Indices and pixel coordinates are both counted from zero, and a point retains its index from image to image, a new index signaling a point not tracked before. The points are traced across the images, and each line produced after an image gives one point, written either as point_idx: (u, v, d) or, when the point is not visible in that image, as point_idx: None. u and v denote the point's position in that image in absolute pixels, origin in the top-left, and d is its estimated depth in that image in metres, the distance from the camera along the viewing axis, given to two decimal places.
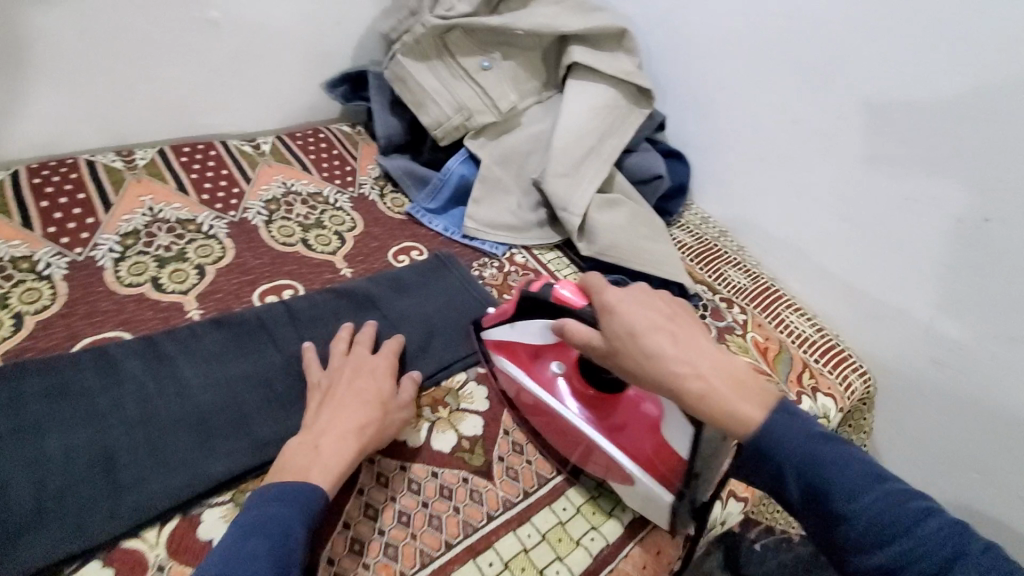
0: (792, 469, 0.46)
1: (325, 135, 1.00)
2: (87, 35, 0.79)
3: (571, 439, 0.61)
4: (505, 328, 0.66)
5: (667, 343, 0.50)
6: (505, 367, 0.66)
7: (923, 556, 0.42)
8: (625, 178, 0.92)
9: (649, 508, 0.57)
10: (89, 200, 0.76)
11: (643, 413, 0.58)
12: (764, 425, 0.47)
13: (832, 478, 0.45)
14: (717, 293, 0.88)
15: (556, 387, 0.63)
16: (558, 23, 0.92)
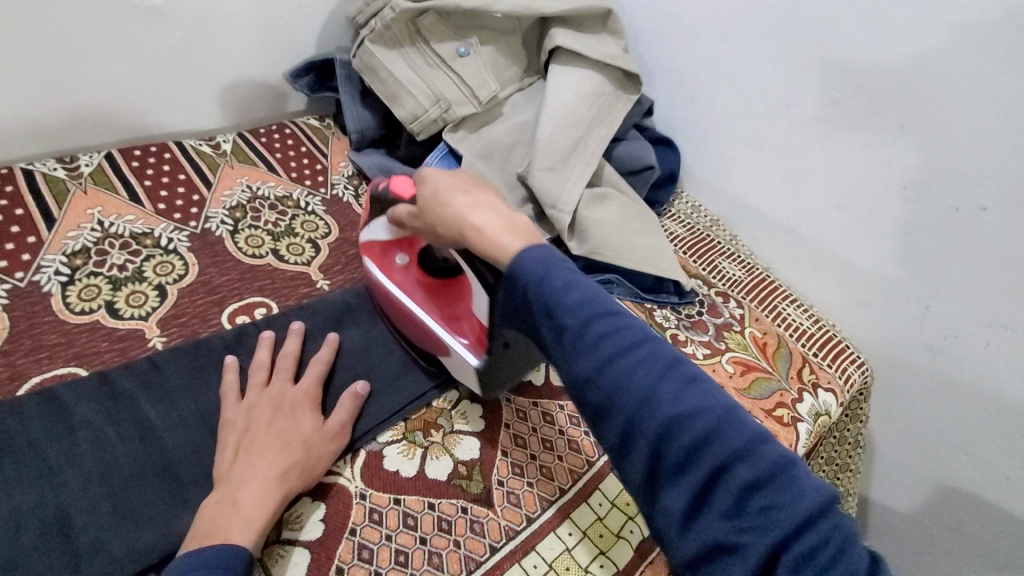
0: (542, 305, 0.45)
1: (291, 130, 0.93)
2: (7, 28, 0.70)
3: (410, 322, 0.64)
4: (367, 229, 0.69)
5: (466, 202, 0.54)
6: (363, 268, 0.68)
7: (652, 421, 0.40)
8: (613, 169, 0.88)
9: (463, 374, 0.61)
10: (29, 215, 0.68)
11: (470, 298, 0.63)
12: (527, 266, 0.47)
13: (649, 395, 0.41)
14: (712, 287, 0.86)
15: (401, 278, 0.65)
16: (538, 4, 0.86)
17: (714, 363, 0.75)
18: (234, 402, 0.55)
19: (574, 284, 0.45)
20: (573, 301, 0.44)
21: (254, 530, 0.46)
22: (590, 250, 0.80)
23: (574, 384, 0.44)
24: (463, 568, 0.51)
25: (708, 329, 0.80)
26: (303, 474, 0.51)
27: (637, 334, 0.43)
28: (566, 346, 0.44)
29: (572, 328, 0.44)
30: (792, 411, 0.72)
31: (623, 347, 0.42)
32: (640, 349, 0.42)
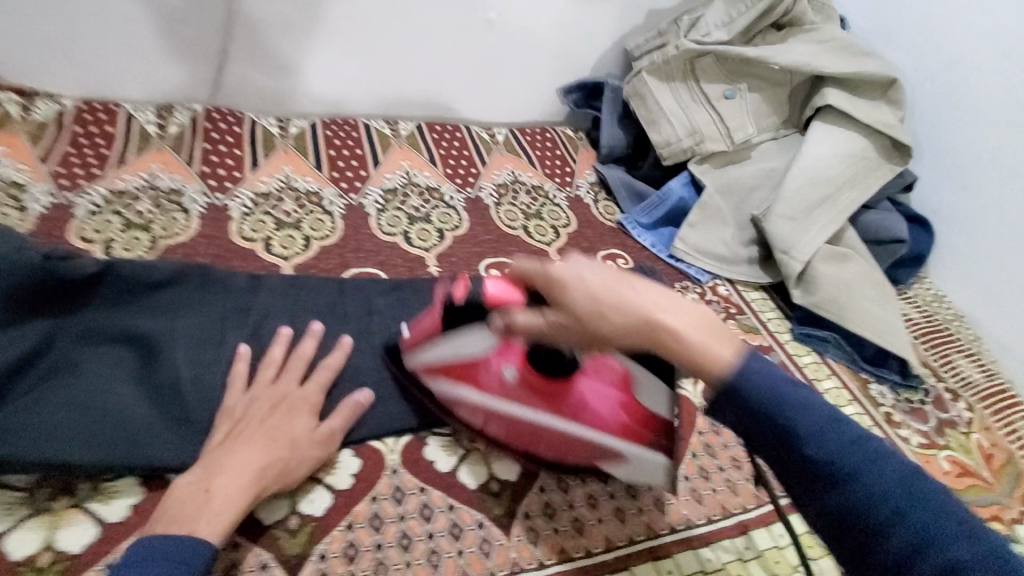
0: (731, 386, 0.40)
1: (550, 135, 1.07)
2: (387, 17, 0.91)
3: (534, 437, 0.56)
4: (426, 344, 0.57)
5: (627, 288, 0.42)
6: (440, 389, 0.57)
7: (876, 503, 0.37)
8: (857, 234, 0.86)
9: (634, 471, 0.56)
10: (363, 156, 0.90)
11: (596, 390, 0.56)
12: (729, 366, 0.40)
13: (847, 473, 0.37)
14: (941, 381, 0.80)
15: (508, 394, 0.56)
16: (818, 63, 0.89)
17: (930, 455, 0.71)
18: (238, 391, 0.54)
19: (739, 349, 0.41)
20: (752, 372, 0.40)
21: (224, 524, 0.45)
22: (813, 303, 0.80)
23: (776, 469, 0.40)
24: (644, 532, 0.55)
25: (929, 420, 0.75)
26: (283, 472, 0.49)
27: (815, 402, 0.39)
28: (739, 408, 0.40)
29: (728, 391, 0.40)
30: (1008, 528, 0.67)
31: (747, 356, 0.41)
32: (762, 370, 0.40)
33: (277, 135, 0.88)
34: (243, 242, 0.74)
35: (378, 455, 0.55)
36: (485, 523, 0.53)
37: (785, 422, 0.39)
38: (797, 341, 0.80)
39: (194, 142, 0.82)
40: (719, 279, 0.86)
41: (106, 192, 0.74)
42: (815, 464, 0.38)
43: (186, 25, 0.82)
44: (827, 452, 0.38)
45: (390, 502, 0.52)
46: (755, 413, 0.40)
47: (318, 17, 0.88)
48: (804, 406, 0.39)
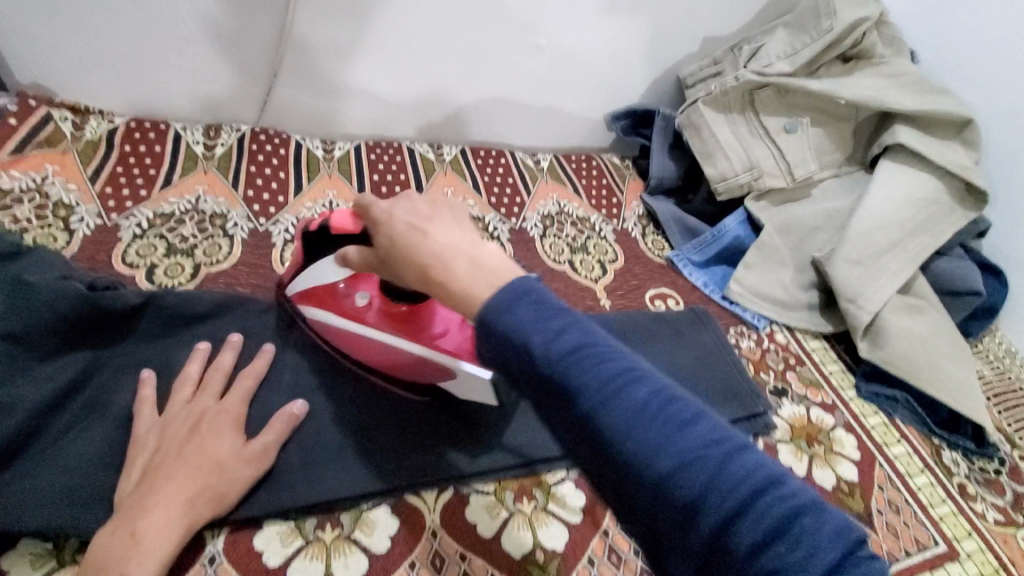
0: (524, 360, 0.34)
1: (596, 163, 1.03)
2: (435, 41, 0.89)
3: (404, 365, 0.56)
4: (305, 274, 0.59)
5: (480, 245, 0.40)
6: (314, 315, 0.58)
7: (705, 501, 0.30)
8: (928, 283, 0.80)
9: (478, 394, 0.54)
10: (407, 182, 0.88)
11: (448, 316, 0.58)
12: (539, 339, 0.34)
13: (661, 466, 0.31)
14: (1018, 450, 0.74)
15: (365, 318, 0.57)
16: (889, 99, 0.83)
17: (1008, 533, 0.65)
18: (150, 416, 0.50)
19: (601, 352, 0.34)
20: (549, 341, 0.34)
21: (160, 560, 0.41)
22: (882, 357, 0.74)
23: (612, 476, 0.33)
24: None
25: (1006, 493, 0.69)
26: (217, 500, 0.46)
27: (636, 378, 0.33)
28: (558, 393, 0.34)
29: (537, 368, 0.34)
30: None
31: (570, 346, 0.34)
32: (634, 379, 0.33)
33: (322, 158, 0.87)
34: (286, 270, 0.72)
35: (418, 515, 0.51)
36: None
37: (602, 425, 0.32)
38: (863, 400, 0.74)
39: (239, 165, 0.81)
40: (777, 325, 0.81)
41: (152, 215, 0.73)
42: (660, 471, 0.31)
43: (239, 47, 0.82)
44: (667, 471, 0.31)
45: (429, 570, 0.48)
46: (593, 429, 0.32)
47: (364, 41, 0.86)
48: (657, 416, 0.32)
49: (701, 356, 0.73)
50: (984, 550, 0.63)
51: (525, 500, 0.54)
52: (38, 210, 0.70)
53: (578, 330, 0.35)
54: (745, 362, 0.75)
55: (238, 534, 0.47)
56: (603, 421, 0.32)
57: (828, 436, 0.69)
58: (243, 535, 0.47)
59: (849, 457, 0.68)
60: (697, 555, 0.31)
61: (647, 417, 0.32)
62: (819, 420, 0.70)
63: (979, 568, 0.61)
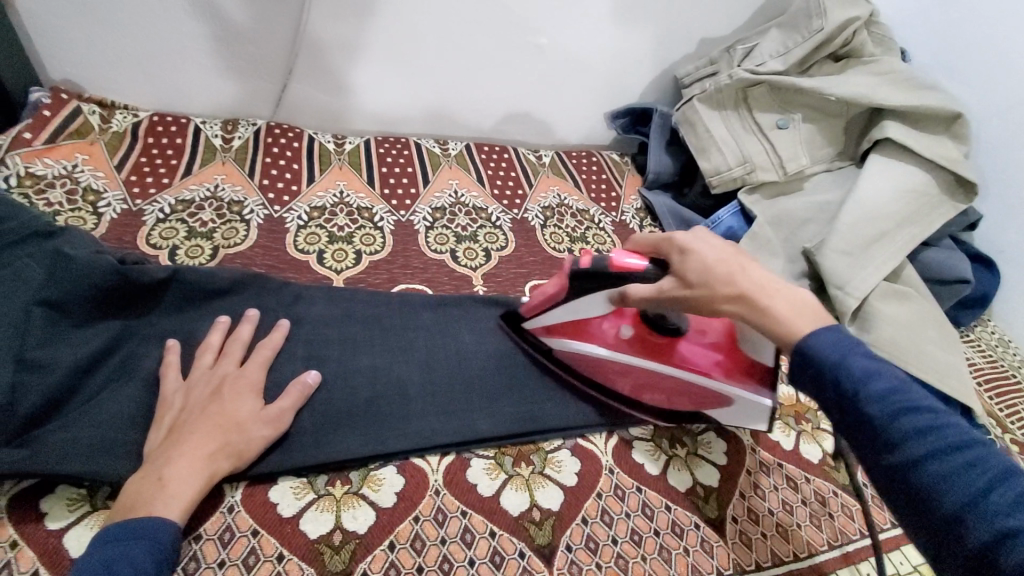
0: (819, 369, 0.43)
1: (596, 159, 1.07)
2: (445, 41, 0.94)
3: (678, 393, 0.62)
4: (550, 307, 0.64)
5: (779, 285, 0.49)
6: (563, 345, 0.64)
7: (939, 475, 0.37)
8: (915, 271, 0.83)
9: (750, 417, 0.61)
10: (414, 174, 0.92)
11: (697, 351, 0.61)
12: (806, 340, 0.45)
13: (917, 450, 0.38)
14: (1006, 431, 0.76)
15: (622, 349, 0.62)
16: (879, 95, 0.87)
17: None
18: (176, 378, 0.53)
19: (860, 356, 0.42)
20: (865, 377, 0.41)
21: (183, 505, 0.45)
22: (870, 341, 0.77)
23: (867, 455, 0.41)
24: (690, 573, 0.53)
25: None
26: (236, 456, 0.49)
27: (925, 407, 0.39)
28: (840, 395, 0.42)
29: (839, 379, 0.42)
30: None
31: (847, 352, 0.43)
32: (906, 387, 0.41)
33: (333, 151, 0.91)
34: (299, 254, 0.76)
35: (421, 475, 0.54)
36: (527, 553, 0.51)
37: (872, 409, 0.40)
38: None
39: (256, 157, 0.86)
40: None
41: (174, 201, 0.78)
42: (919, 454, 0.38)
43: (255, 44, 0.86)
44: (905, 437, 0.38)
45: (432, 523, 0.51)
46: (845, 401, 0.42)
47: (379, 42, 0.90)
48: (903, 399, 0.40)
49: None
50: None
51: (523, 464, 0.57)
52: (69, 194, 0.74)
53: (829, 331, 0.44)
54: None
55: (254, 487, 0.51)
56: (873, 406, 0.40)
57: None
58: (257, 489, 0.50)
59: None
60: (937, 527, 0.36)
61: (908, 406, 0.39)
62: None
63: None
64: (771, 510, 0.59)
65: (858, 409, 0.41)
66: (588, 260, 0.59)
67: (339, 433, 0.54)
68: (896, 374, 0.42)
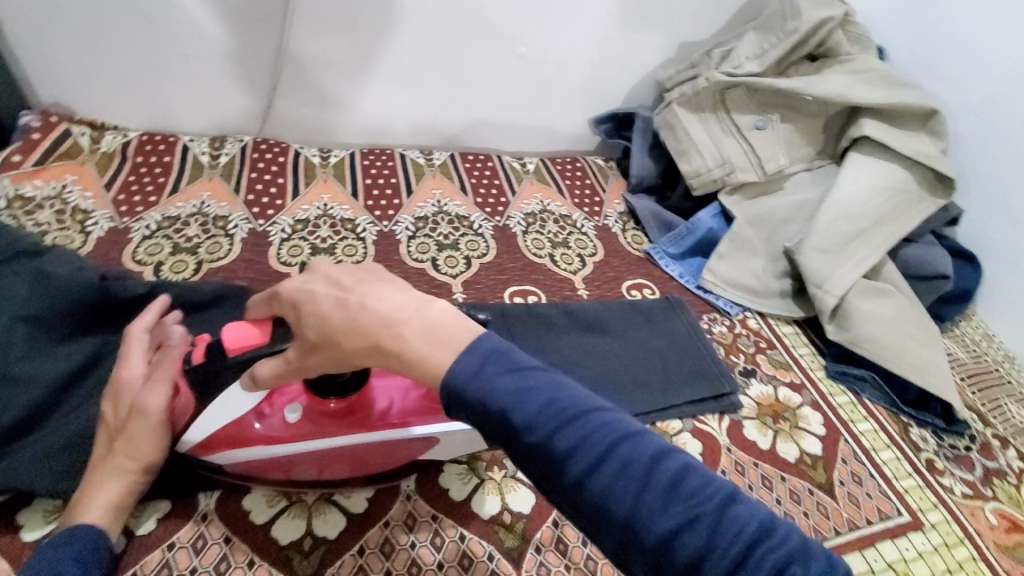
0: (497, 412, 0.37)
1: (581, 165, 1.08)
2: (424, 53, 0.95)
3: (370, 458, 0.52)
4: (199, 420, 0.49)
5: (422, 325, 0.40)
6: (266, 455, 0.50)
7: (672, 531, 0.34)
8: (896, 268, 0.83)
9: (461, 445, 0.55)
10: (397, 185, 0.94)
11: (385, 388, 0.53)
12: (465, 384, 0.37)
13: (640, 507, 0.34)
14: (991, 428, 0.75)
15: (300, 430, 0.50)
16: (854, 94, 0.87)
17: (976, 507, 0.67)
18: None
19: (528, 379, 0.37)
20: (522, 404, 0.36)
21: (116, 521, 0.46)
22: (849, 339, 0.77)
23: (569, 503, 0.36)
24: None
25: (977, 469, 0.71)
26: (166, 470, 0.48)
27: (593, 429, 0.36)
28: (534, 450, 0.36)
29: (531, 425, 0.36)
30: None
31: (521, 396, 0.37)
32: (553, 401, 0.37)
33: (318, 164, 0.93)
34: (282, 265, 0.78)
35: (393, 480, 0.55)
36: (496, 556, 0.52)
37: (574, 469, 0.35)
38: (832, 380, 0.77)
39: (242, 173, 0.88)
40: (749, 312, 0.85)
41: (160, 218, 0.80)
42: (639, 508, 0.34)
43: (239, 64, 0.89)
44: (635, 503, 0.34)
45: (402, 528, 0.52)
46: (572, 482, 0.35)
47: (359, 57, 0.92)
48: (635, 464, 0.35)
49: (674, 341, 0.77)
50: (948, 520, 0.65)
51: (495, 468, 0.58)
52: (58, 214, 0.77)
53: (487, 347, 0.38)
54: (716, 346, 0.78)
55: (230, 495, 0.52)
56: (574, 465, 0.35)
57: (794, 413, 0.72)
58: (232, 497, 0.52)
59: (814, 432, 0.70)
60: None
61: (619, 462, 0.35)
62: (785, 399, 0.73)
63: (943, 537, 0.63)
64: None
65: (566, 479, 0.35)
66: (201, 357, 0.49)
67: None
68: (567, 393, 0.38)
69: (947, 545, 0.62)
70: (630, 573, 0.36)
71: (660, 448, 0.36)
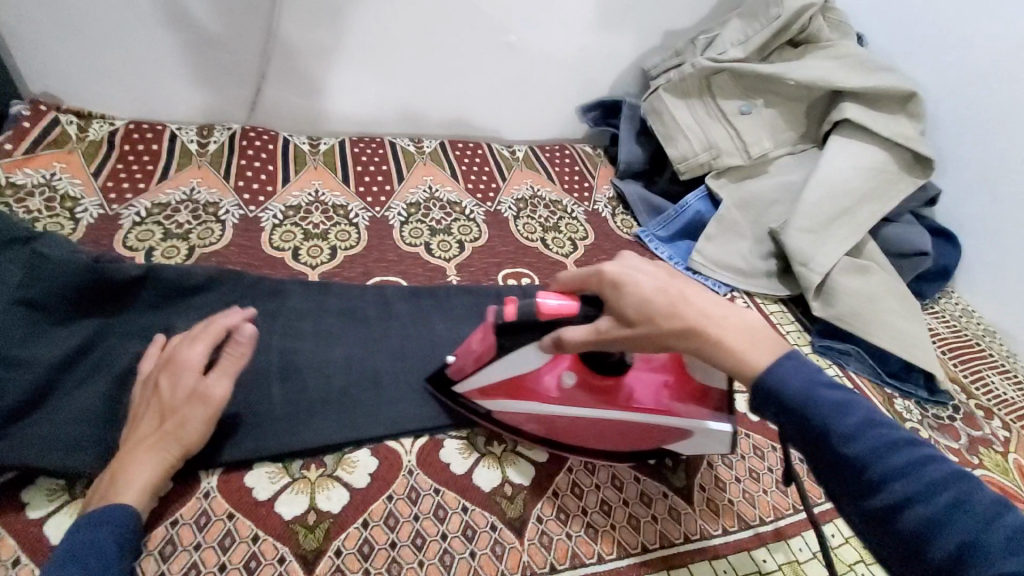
0: (798, 411, 0.41)
1: (570, 152, 1.09)
2: (414, 40, 0.96)
3: (644, 439, 0.56)
4: (480, 373, 0.56)
5: (723, 309, 0.46)
6: (507, 406, 0.57)
7: (944, 521, 0.35)
8: (877, 246, 0.85)
9: (706, 447, 0.56)
10: (389, 171, 0.94)
11: (645, 377, 0.56)
12: (785, 381, 0.42)
13: (899, 493, 0.37)
14: (972, 398, 0.78)
15: (553, 396, 0.56)
16: (835, 78, 0.89)
17: None
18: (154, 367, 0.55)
19: (827, 388, 0.41)
20: (834, 411, 0.40)
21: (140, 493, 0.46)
22: (834, 315, 0.80)
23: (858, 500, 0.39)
24: (658, 540, 0.55)
25: (961, 438, 0.73)
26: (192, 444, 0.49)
27: (898, 440, 0.38)
28: (817, 441, 0.40)
29: (835, 425, 0.40)
30: None
31: (807, 384, 0.42)
32: (860, 412, 0.40)
33: (308, 152, 0.93)
34: (275, 251, 0.78)
35: (394, 456, 0.56)
36: (498, 526, 0.53)
37: (852, 448, 0.39)
38: (818, 355, 0.79)
39: (231, 160, 0.87)
40: (737, 292, 0.87)
41: (150, 205, 0.79)
42: (889, 487, 0.37)
43: (229, 51, 0.88)
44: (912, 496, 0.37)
45: (405, 502, 0.53)
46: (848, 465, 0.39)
47: (350, 44, 0.92)
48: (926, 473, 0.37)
49: None
50: None
51: (494, 443, 0.59)
52: (47, 202, 0.76)
53: (792, 361, 0.43)
54: None
55: (231, 473, 0.52)
56: (841, 444, 0.39)
57: None
58: (233, 475, 0.52)
59: None
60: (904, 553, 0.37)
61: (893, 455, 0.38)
62: None
63: None
64: (737, 478, 0.61)
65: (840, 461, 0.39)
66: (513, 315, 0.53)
67: (312, 417, 0.56)
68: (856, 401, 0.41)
69: None
70: (864, 531, 0.40)
71: (911, 442, 0.39)
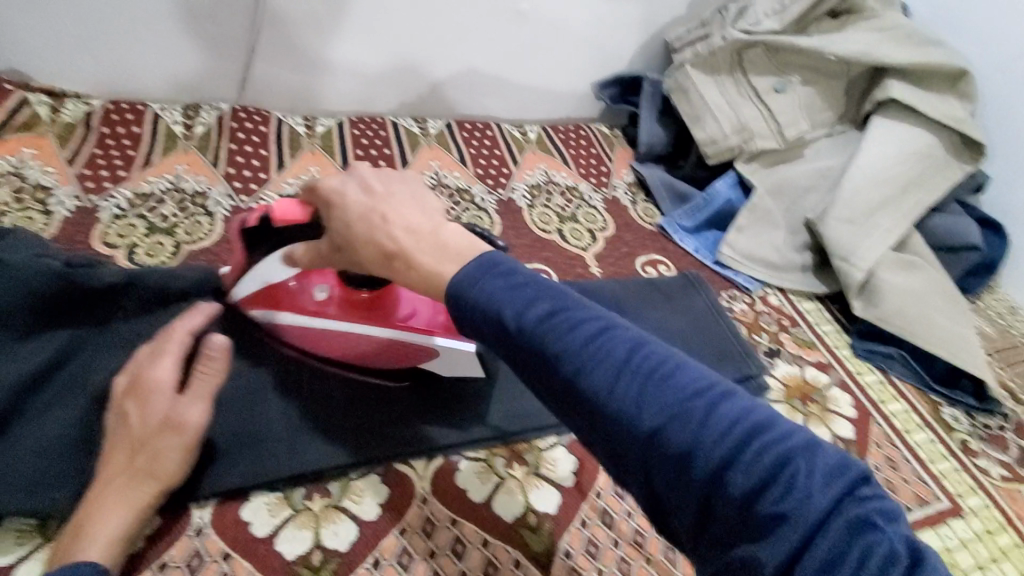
0: (541, 345, 0.34)
1: (585, 132, 1.01)
2: (417, 10, 0.87)
3: (353, 346, 0.55)
4: (247, 278, 0.55)
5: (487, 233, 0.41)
6: (284, 318, 0.55)
7: (745, 475, 0.29)
8: (923, 239, 0.79)
9: (461, 369, 0.56)
10: (392, 156, 0.87)
11: (415, 300, 0.56)
12: (499, 304, 0.35)
13: (701, 448, 0.30)
14: (1022, 404, 0.73)
15: (314, 305, 0.55)
16: (881, 53, 0.81)
17: (1014, 489, 0.64)
18: None
19: (585, 318, 0.34)
20: (581, 342, 0.33)
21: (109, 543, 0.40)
22: (876, 314, 0.74)
23: (644, 460, 0.31)
24: None
25: (1011, 449, 0.68)
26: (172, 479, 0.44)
27: (660, 368, 0.32)
28: (555, 374, 0.33)
29: (601, 363, 0.32)
30: None
31: (575, 318, 0.34)
32: (613, 341, 0.33)
33: (304, 134, 0.85)
34: None
35: (407, 482, 0.51)
36: (522, 562, 0.48)
37: (621, 392, 0.32)
38: (858, 358, 0.74)
39: (220, 143, 0.80)
40: (769, 287, 0.80)
41: (131, 195, 0.72)
42: (698, 448, 0.30)
43: (213, 22, 0.79)
44: (785, 513, 0.28)
45: (419, 536, 0.48)
46: (701, 485, 0.30)
47: (346, 15, 0.84)
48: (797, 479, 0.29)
49: (696, 320, 0.72)
50: (989, 506, 0.62)
51: (516, 465, 0.54)
52: (16, 192, 0.69)
53: (500, 263, 0.37)
54: (738, 325, 0.74)
55: (225, 507, 0.47)
56: (599, 380, 0.32)
57: (822, 394, 0.68)
58: (228, 509, 0.47)
59: (845, 414, 0.67)
60: (703, 516, 0.30)
61: (755, 458, 0.29)
62: (813, 379, 0.70)
63: (984, 522, 0.61)
64: None
65: (688, 486, 0.30)
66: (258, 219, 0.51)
67: (315, 441, 0.51)
68: (693, 377, 0.32)
69: (989, 532, 0.60)
70: (658, 502, 0.32)
71: (707, 381, 0.32)
